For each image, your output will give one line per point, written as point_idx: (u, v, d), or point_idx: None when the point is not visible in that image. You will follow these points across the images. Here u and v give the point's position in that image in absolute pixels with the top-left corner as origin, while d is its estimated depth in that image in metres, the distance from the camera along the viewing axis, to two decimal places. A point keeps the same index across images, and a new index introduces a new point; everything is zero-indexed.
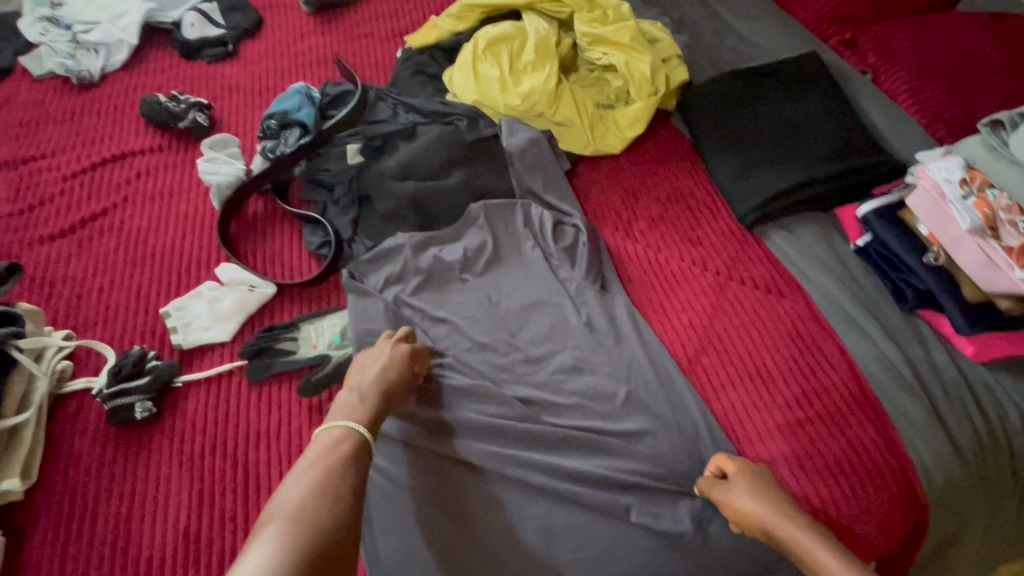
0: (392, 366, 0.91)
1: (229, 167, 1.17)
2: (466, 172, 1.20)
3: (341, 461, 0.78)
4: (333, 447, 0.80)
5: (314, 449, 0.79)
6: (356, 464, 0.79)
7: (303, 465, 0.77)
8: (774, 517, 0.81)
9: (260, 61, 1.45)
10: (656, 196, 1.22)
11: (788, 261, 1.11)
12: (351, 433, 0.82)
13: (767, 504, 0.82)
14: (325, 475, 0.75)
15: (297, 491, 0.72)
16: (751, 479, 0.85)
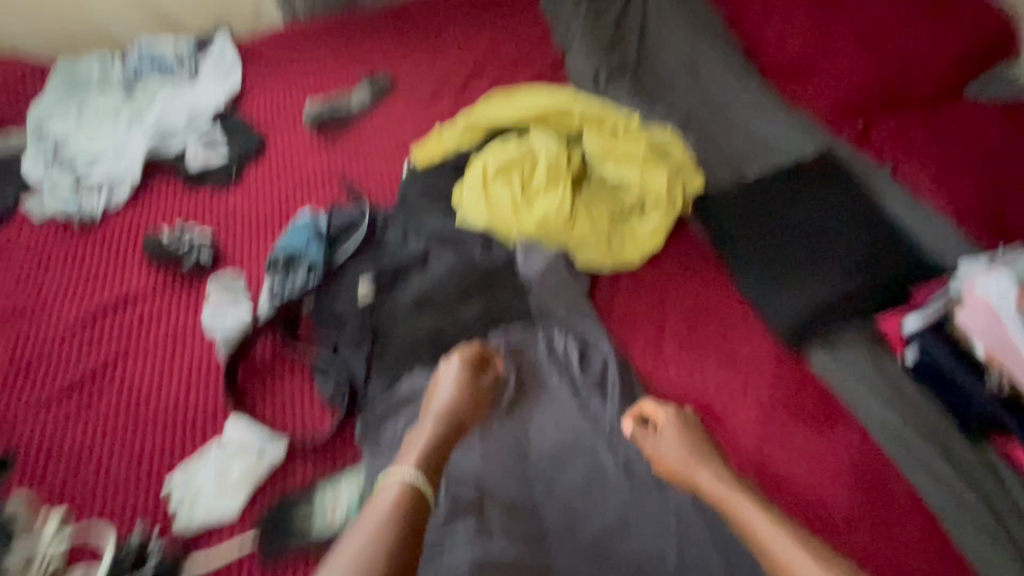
0: (458, 391, 0.98)
1: (236, 315, 1.15)
2: (483, 300, 1.15)
3: (403, 506, 0.82)
4: (406, 486, 0.85)
5: (383, 497, 0.84)
6: (416, 511, 0.83)
7: (371, 509, 0.83)
8: (692, 462, 0.93)
9: (265, 183, 1.43)
10: (684, 312, 1.16)
11: (834, 383, 1.04)
12: (416, 483, 0.86)
13: (686, 448, 0.94)
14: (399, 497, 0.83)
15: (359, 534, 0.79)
16: (677, 426, 0.97)
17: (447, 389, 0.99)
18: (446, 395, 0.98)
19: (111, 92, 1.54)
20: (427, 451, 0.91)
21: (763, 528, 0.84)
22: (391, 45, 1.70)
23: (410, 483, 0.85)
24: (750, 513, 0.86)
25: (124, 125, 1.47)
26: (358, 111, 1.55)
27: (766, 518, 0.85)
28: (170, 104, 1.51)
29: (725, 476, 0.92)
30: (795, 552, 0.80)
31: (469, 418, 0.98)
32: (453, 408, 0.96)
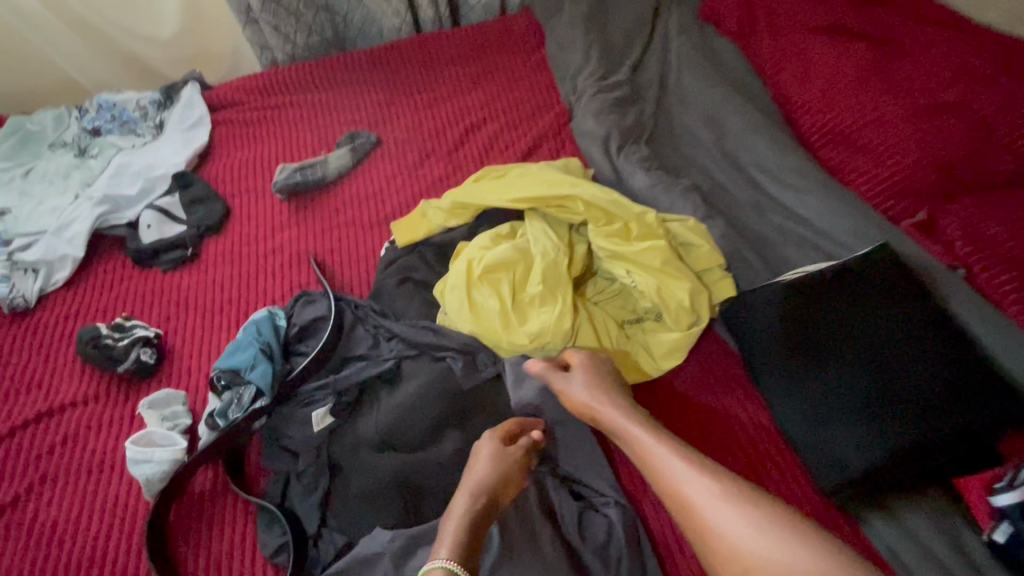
0: (501, 468, 0.84)
1: (165, 449, 0.93)
2: (463, 431, 0.95)
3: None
4: None
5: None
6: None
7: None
8: (594, 392, 0.89)
9: (224, 263, 1.25)
10: (707, 450, 0.97)
11: (900, 564, 0.83)
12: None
13: (595, 387, 0.89)
14: None
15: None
16: (585, 367, 0.92)
17: (480, 471, 0.85)
18: (479, 473, 0.84)
19: (65, 152, 1.39)
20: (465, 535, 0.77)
21: (654, 447, 0.79)
22: (378, 97, 1.52)
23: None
24: (640, 434, 0.82)
25: (72, 192, 1.31)
26: (335, 175, 1.37)
27: (655, 437, 0.80)
28: (125, 166, 1.34)
29: (629, 408, 0.87)
30: (680, 465, 0.75)
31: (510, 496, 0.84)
32: (493, 491, 0.82)
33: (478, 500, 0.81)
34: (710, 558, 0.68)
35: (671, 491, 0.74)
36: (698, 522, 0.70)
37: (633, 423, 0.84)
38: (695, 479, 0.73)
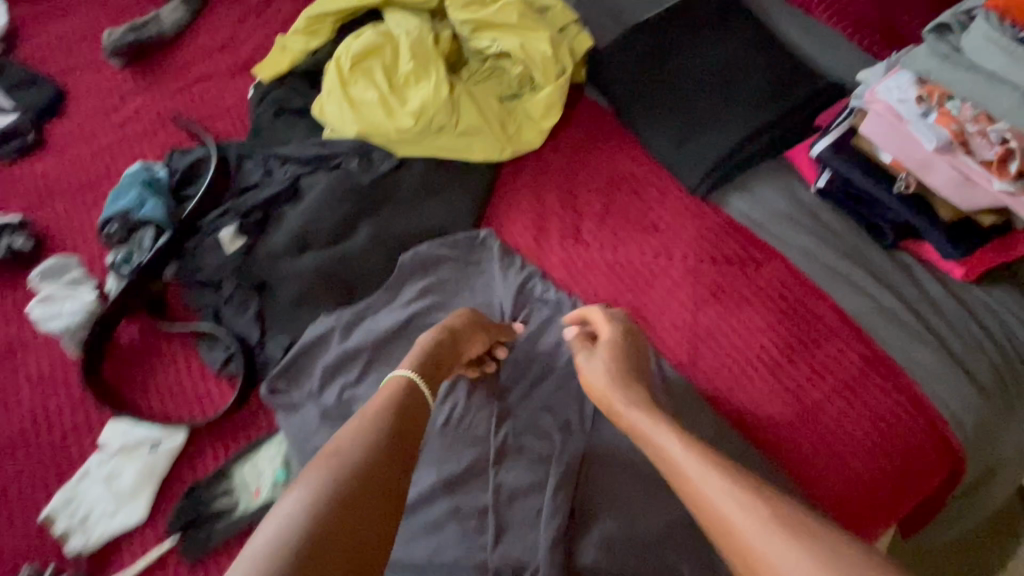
0: (455, 321, 0.88)
1: (73, 302, 0.93)
2: (376, 221, 1.00)
3: (388, 415, 0.73)
4: (389, 397, 0.76)
5: (379, 394, 0.77)
6: (409, 414, 0.75)
7: (356, 418, 0.73)
8: (617, 377, 0.81)
9: (76, 143, 1.14)
10: (596, 187, 1.08)
11: (754, 225, 1.00)
12: (406, 386, 0.78)
13: (618, 371, 0.82)
14: (370, 418, 0.73)
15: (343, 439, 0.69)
16: (606, 350, 0.85)
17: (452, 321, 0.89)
18: (445, 320, 0.89)
19: None
20: (413, 378, 0.80)
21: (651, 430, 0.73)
22: None
23: (414, 388, 0.79)
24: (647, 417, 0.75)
25: None
26: (173, 32, 1.24)
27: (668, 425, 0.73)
28: None
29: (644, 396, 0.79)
30: (677, 451, 0.69)
31: (472, 344, 0.88)
32: (455, 333, 0.87)
33: (441, 341, 0.85)
34: (698, 515, 0.64)
35: (666, 470, 0.69)
36: (698, 500, 0.64)
37: (632, 401, 0.78)
38: (697, 467, 0.66)
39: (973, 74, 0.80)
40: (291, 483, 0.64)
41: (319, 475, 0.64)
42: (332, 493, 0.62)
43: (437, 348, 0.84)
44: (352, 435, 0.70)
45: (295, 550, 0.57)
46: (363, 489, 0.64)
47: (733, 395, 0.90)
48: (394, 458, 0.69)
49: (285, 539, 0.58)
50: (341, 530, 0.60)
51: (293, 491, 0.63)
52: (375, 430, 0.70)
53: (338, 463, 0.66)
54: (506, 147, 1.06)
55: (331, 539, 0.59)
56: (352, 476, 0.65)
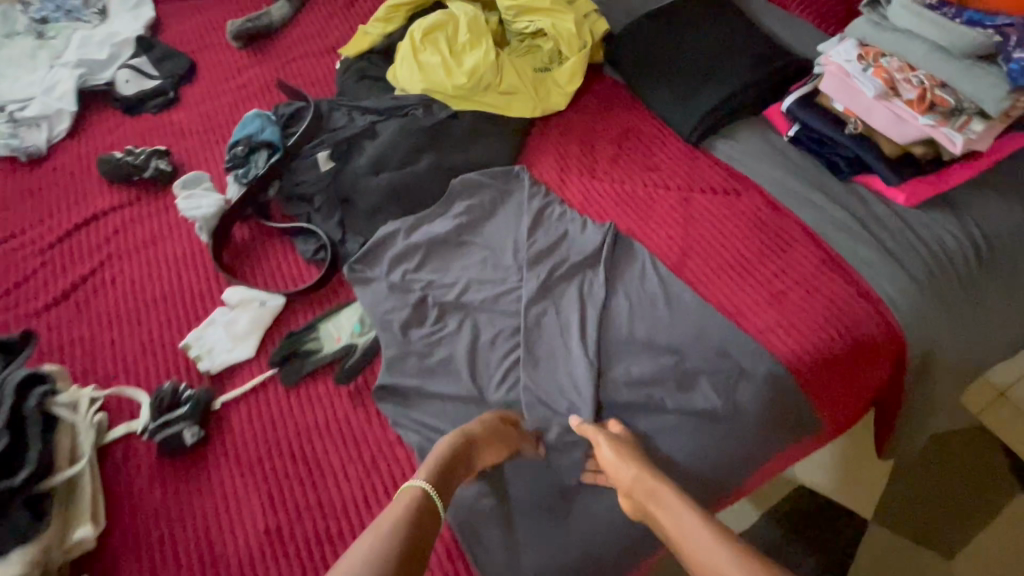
0: (478, 425, 0.92)
1: (210, 200, 1.21)
2: (434, 154, 1.28)
3: (398, 533, 0.76)
4: (406, 510, 0.80)
5: (393, 508, 0.80)
6: (419, 530, 0.78)
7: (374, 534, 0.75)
8: (639, 471, 0.86)
9: (204, 101, 1.47)
10: (609, 138, 1.34)
11: (736, 163, 1.24)
12: (422, 497, 0.82)
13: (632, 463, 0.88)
14: (386, 531, 0.76)
15: (356, 556, 0.72)
16: (621, 445, 0.90)
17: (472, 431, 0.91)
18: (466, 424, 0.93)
19: (24, 39, 1.52)
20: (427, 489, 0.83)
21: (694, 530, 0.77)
22: None
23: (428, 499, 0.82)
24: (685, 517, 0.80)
25: (45, 65, 1.47)
26: (281, 24, 1.60)
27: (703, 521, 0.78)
28: (87, 37, 1.50)
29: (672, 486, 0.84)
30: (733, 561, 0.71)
31: (486, 453, 0.90)
32: (474, 443, 0.89)
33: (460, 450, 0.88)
34: None
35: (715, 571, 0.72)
36: None
37: (670, 499, 0.82)
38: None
39: (897, 34, 1.06)
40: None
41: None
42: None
43: (454, 456, 0.87)
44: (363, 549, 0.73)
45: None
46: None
47: (714, 287, 1.10)
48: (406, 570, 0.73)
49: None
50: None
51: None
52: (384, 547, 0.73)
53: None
54: (538, 104, 1.34)
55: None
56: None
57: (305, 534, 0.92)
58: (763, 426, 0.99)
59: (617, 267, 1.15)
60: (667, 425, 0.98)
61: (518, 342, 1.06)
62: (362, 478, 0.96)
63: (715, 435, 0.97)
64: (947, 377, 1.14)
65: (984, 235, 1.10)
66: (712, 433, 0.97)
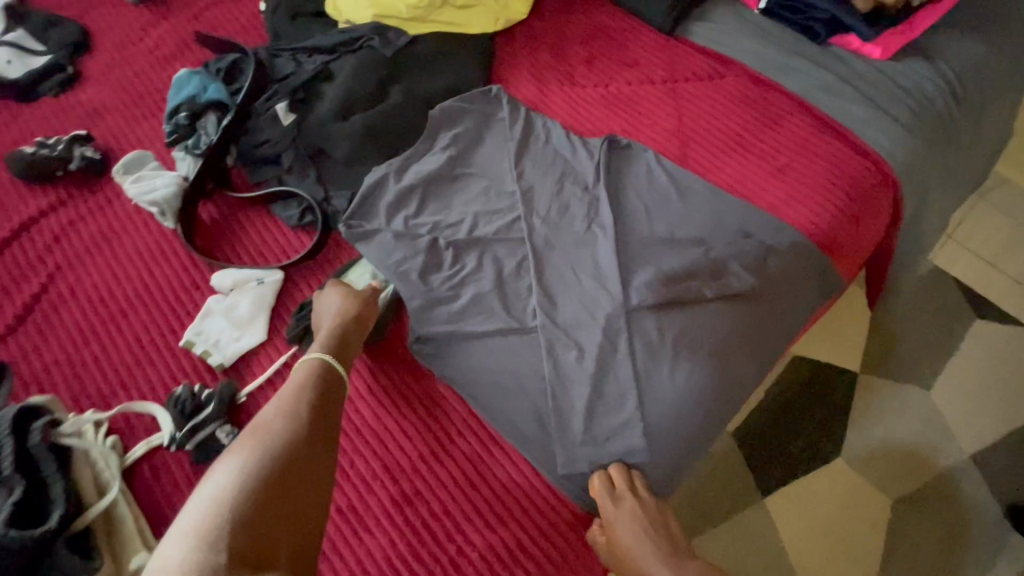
0: (348, 297, 0.95)
1: (165, 179, 1.07)
2: (403, 87, 1.17)
3: (301, 398, 0.81)
4: (303, 380, 0.84)
5: (292, 382, 0.85)
6: (323, 394, 0.83)
7: (277, 408, 0.80)
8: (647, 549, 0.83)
9: (113, 72, 1.26)
10: (580, 40, 1.27)
11: (715, 45, 1.22)
12: (316, 367, 0.86)
13: (637, 537, 0.84)
14: (290, 402, 0.81)
15: (263, 423, 0.78)
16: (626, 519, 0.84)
17: (347, 306, 0.94)
18: (339, 299, 0.95)
19: None
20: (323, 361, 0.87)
21: None
22: None
23: (331, 368, 0.86)
24: None
25: None
26: None
27: None
28: None
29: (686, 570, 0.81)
30: None
31: (367, 316, 0.95)
32: (359, 316, 0.94)
33: (348, 325, 0.92)
34: None
35: None
36: None
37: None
38: None
39: None
40: (220, 460, 0.73)
41: (252, 447, 0.74)
42: (262, 463, 0.72)
43: (342, 328, 0.91)
44: (275, 419, 0.79)
45: (228, 545, 0.63)
46: (272, 488, 0.70)
47: (720, 173, 1.10)
48: (320, 426, 0.79)
49: (205, 521, 0.65)
50: (275, 490, 0.70)
51: (221, 469, 0.72)
52: (293, 411, 0.79)
53: (261, 450, 0.73)
54: (499, 15, 1.24)
55: (245, 522, 0.65)
56: (277, 455, 0.73)
57: (382, 502, 0.90)
58: (795, 294, 1.02)
59: (624, 171, 1.10)
60: (711, 313, 0.97)
61: (545, 265, 1.02)
62: (422, 436, 0.94)
63: (755, 314, 0.99)
64: (933, 218, 1.22)
65: (956, 75, 1.14)
66: (752, 313, 0.99)
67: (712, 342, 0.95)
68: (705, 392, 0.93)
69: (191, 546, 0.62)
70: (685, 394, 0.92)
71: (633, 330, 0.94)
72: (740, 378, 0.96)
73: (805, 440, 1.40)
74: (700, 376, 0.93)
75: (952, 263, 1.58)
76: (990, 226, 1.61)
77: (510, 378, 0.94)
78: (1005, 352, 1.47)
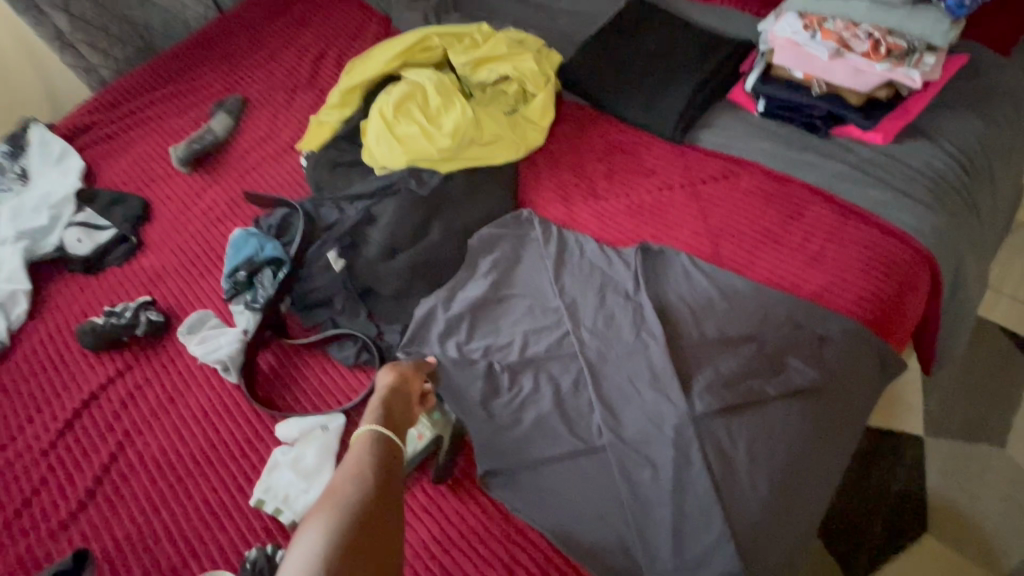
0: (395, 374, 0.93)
1: (228, 336, 1.13)
2: (441, 222, 1.25)
3: (370, 466, 0.75)
4: (366, 450, 0.77)
5: (353, 452, 0.77)
6: (389, 464, 0.77)
7: (340, 477, 0.72)
8: None
9: (171, 237, 1.36)
10: (597, 157, 1.37)
11: (724, 148, 1.31)
12: (378, 436, 0.80)
13: None
14: (357, 469, 0.74)
15: (333, 492, 0.70)
16: None
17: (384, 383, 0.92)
18: (388, 376, 0.93)
19: None
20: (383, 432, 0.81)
21: None
22: (222, 70, 1.68)
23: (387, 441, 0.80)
24: None
25: None
26: (226, 136, 1.53)
27: None
28: (18, 206, 1.37)
29: None
30: None
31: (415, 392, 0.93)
32: (398, 388, 0.91)
33: (390, 397, 0.89)
34: None
35: None
36: None
37: None
38: None
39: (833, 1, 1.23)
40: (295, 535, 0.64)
41: (327, 518, 0.65)
42: (340, 534, 0.64)
43: (392, 401, 0.88)
44: (343, 486, 0.71)
45: None
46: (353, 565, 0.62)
47: (755, 267, 1.13)
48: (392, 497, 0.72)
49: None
50: (357, 564, 0.62)
51: (300, 547, 0.63)
52: (364, 481, 0.71)
53: (334, 521, 0.65)
54: (522, 145, 1.35)
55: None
56: (353, 525, 0.65)
57: None
58: (854, 379, 1.02)
59: (663, 277, 1.13)
60: (779, 411, 0.95)
61: (604, 379, 1.01)
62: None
63: (820, 406, 0.98)
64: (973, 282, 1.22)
65: (960, 150, 1.21)
66: (818, 405, 0.98)
67: (786, 442, 0.93)
68: (786, 496, 0.91)
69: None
70: (769, 503, 0.89)
71: (705, 437, 0.92)
72: (816, 474, 0.95)
73: (886, 520, 1.30)
74: (781, 482, 0.91)
75: (996, 311, 1.55)
76: (1021, 270, 1.59)
77: (588, 508, 0.92)
78: None
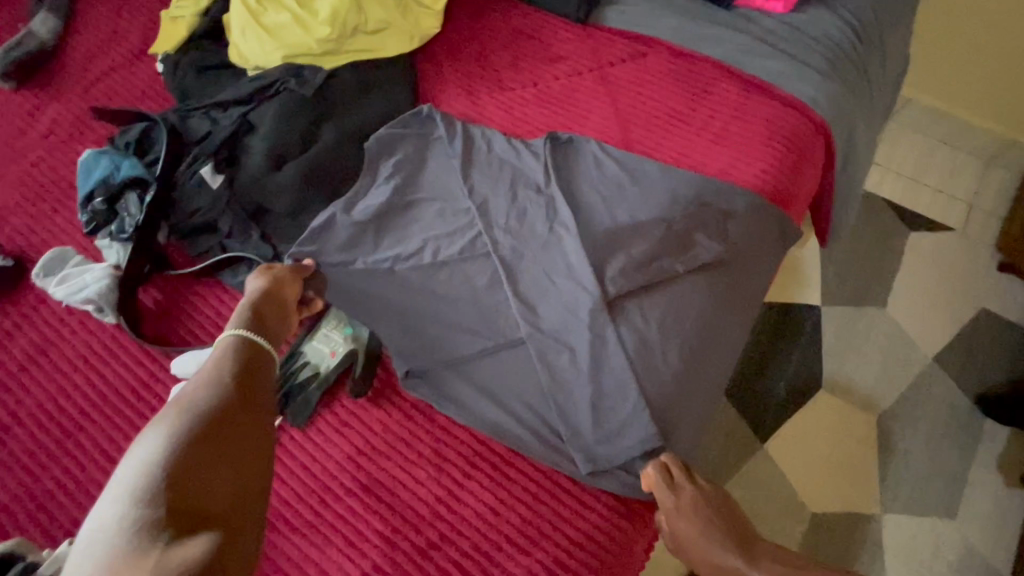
0: (267, 278, 0.92)
1: (93, 272, 1.00)
2: (333, 125, 1.12)
3: (231, 366, 0.78)
4: (229, 351, 0.80)
5: (214, 355, 0.80)
6: (253, 363, 0.80)
7: (201, 375, 0.77)
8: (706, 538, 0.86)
9: (5, 168, 1.14)
10: (500, 45, 1.26)
11: (631, 27, 1.24)
12: (241, 338, 0.82)
13: (699, 524, 0.87)
14: (215, 370, 0.77)
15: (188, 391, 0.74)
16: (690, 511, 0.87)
17: (253, 289, 0.91)
18: (259, 279, 0.92)
19: None
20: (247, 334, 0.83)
21: None
22: None
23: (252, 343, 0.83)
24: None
25: None
26: (53, 41, 1.26)
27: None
28: None
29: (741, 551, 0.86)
30: None
31: (290, 294, 0.93)
32: (269, 290, 0.91)
33: (260, 301, 0.89)
34: None
35: None
36: None
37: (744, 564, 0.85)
38: None
39: None
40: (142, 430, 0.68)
41: (175, 415, 0.70)
42: (187, 431, 0.68)
43: (262, 303, 0.88)
44: (200, 385, 0.75)
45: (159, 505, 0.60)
46: (206, 448, 0.67)
47: (664, 149, 1.12)
48: (253, 393, 0.77)
49: (137, 483, 0.62)
50: (203, 453, 0.67)
51: (146, 440, 0.67)
52: (219, 380, 0.75)
53: (189, 411, 0.70)
54: (415, 33, 1.21)
55: (180, 480, 0.63)
56: (208, 415, 0.70)
57: (408, 555, 0.86)
58: (757, 250, 1.06)
59: (574, 166, 1.09)
60: (687, 287, 0.99)
61: (520, 275, 0.99)
62: (433, 475, 0.92)
63: (726, 277, 1.02)
64: (864, 150, 1.28)
65: (855, 17, 1.21)
66: (723, 277, 1.02)
67: (694, 313, 0.97)
68: (697, 363, 0.95)
69: (123, 508, 0.59)
70: (680, 370, 0.94)
71: (616, 317, 0.94)
72: (723, 340, 1.00)
73: (786, 378, 1.44)
74: (691, 351, 0.95)
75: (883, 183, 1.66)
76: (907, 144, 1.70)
77: (514, 398, 0.94)
78: (944, 260, 1.58)
